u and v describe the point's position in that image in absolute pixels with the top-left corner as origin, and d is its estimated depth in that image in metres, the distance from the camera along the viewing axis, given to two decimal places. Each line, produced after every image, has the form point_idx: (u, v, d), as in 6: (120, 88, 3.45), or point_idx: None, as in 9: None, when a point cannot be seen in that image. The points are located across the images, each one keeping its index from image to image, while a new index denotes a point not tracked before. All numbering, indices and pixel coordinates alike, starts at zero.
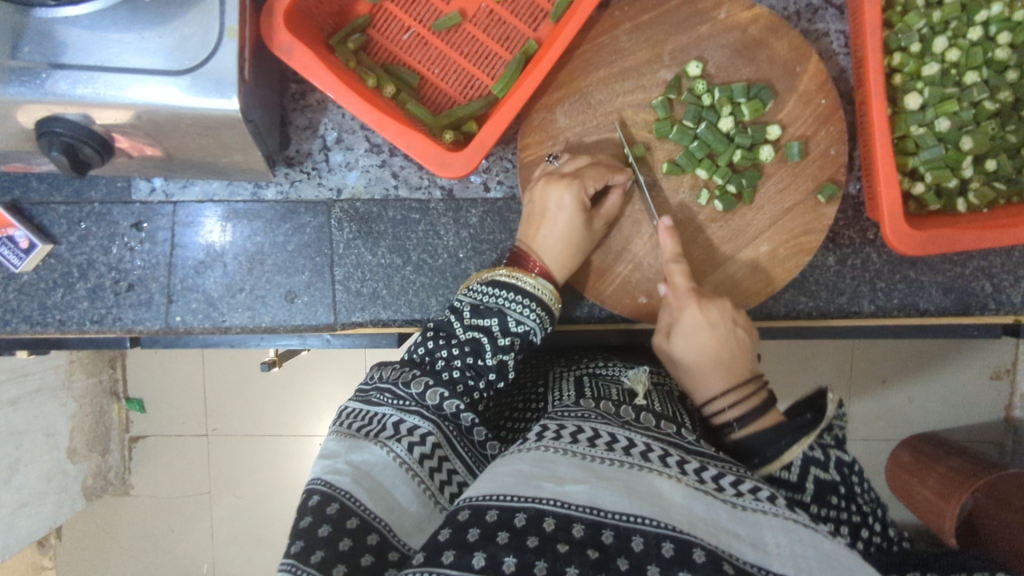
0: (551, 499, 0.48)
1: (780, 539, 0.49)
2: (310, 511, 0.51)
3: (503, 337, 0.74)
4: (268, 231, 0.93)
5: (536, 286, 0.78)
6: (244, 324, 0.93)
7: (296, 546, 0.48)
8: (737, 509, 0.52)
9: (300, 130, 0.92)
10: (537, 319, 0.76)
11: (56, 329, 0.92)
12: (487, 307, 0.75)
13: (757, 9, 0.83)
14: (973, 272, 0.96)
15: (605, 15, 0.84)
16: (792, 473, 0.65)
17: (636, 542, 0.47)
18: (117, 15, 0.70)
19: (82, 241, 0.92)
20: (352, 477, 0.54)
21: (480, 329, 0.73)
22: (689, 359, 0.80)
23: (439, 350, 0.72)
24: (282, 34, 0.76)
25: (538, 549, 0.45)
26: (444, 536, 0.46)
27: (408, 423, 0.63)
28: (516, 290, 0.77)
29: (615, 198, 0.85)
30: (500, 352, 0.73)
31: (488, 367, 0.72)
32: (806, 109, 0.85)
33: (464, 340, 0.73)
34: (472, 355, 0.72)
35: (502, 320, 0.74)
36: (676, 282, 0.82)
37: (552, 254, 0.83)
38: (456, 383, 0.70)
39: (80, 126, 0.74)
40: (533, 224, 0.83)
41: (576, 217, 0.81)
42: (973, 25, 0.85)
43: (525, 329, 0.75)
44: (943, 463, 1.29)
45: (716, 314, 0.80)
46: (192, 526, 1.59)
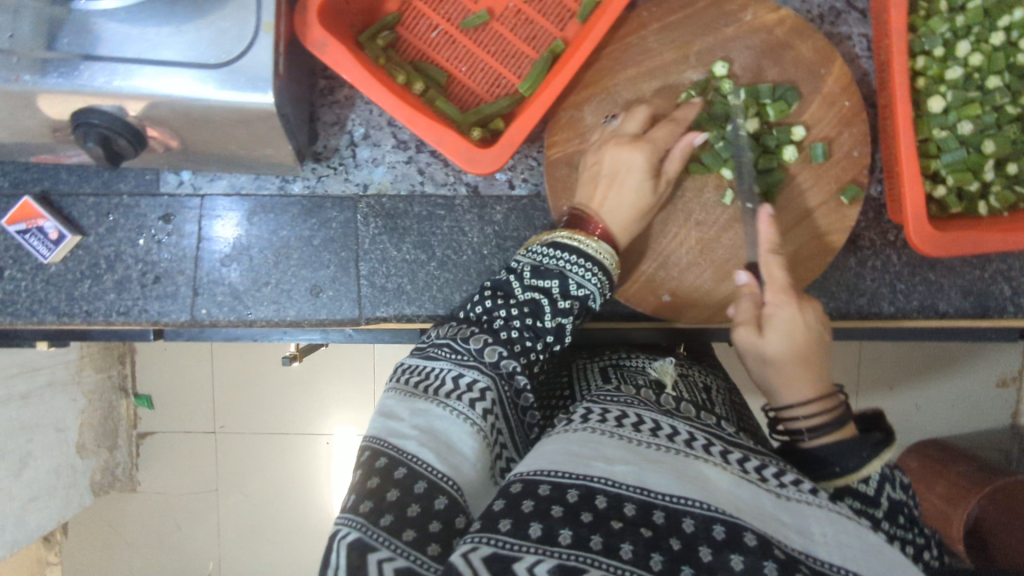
0: (601, 477, 0.52)
1: (825, 529, 0.54)
2: (377, 474, 0.53)
3: (562, 299, 0.76)
4: (294, 225, 0.94)
5: (598, 249, 0.80)
6: (269, 318, 0.93)
7: (365, 506, 0.50)
8: (782, 499, 0.56)
9: (328, 126, 0.93)
10: (596, 284, 0.78)
11: (82, 320, 0.93)
12: (549, 269, 0.77)
13: (784, 11, 0.84)
14: (992, 275, 0.97)
15: (632, 16, 0.86)
16: (871, 486, 0.66)
17: (686, 524, 0.50)
18: (156, 9, 0.72)
19: (110, 233, 0.93)
20: (417, 438, 0.55)
21: (539, 290, 0.76)
22: (783, 359, 0.73)
23: (499, 309, 0.74)
24: (314, 30, 0.77)
25: (592, 525, 0.49)
26: (498, 506, 0.50)
27: (467, 379, 0.64)
28: (577, 252, 0.79)
29: (672, 165, 0.83)
30: (558, 315, 0.75)
31: (545, 329, 0.74)
32: (830, 110, 0.86)
33: (523, 300, 0.75)
34: (530, 315, 0.74)
35: (563, 283, 0.77)
36: (774, 275, 0.76)
37: (615, 217, 0.83)
38: (514, 343, 0.71)
39: (115, 118, 0.75)
40: (598, 186, 0.83)
41: (646, 179, 0.82)
42: (996, 30, 0.87)
43: (584, 294, 0.78)
44: (954, 470, 1.28)
45: (813, 318, 0.74)
46: (202, 522, 1.59)
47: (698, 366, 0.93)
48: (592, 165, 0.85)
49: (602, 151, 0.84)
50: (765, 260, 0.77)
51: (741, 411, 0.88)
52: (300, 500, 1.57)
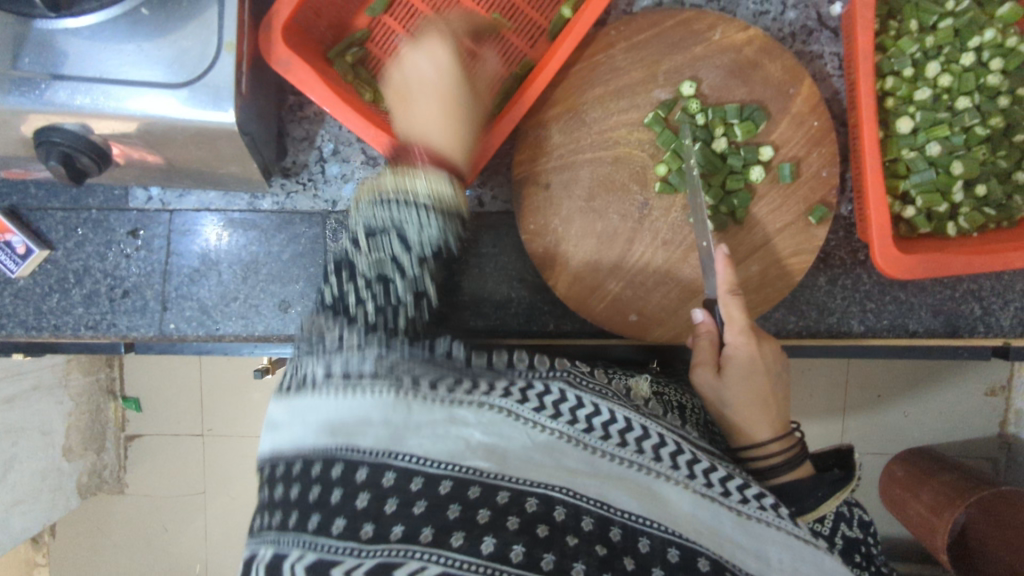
0: (562, 488, 0.53)
1: (783, 555, 0.57)
2: (283, 481, 0.54)
3: (407, 255, 0.59)
4: (264, 241, 0.94)
5: (430, 188, 0.63)
6: (237, 333, 0.94)
7: (277, 517, 0.52)
8: (741, 517, 0.58)
9: (297, 142, 0.93)
10: (438, 220, 0.61)
11: (50, 333, 0.93)
12: (377, 228, 0.60)
13: (752, 31, 0.84)
14: (963, 294, 0.96)
15: (600, 35, 0.86)
16: (826, 526, 0.70)
17: (643, 543, 0.52)
18: (118, 27, 0.72)
19: (78, 247, 0.93)
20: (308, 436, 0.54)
21: (376, 253, 0.59)
22: (741, 399, 0.73)
23: (344, 287, 0.59)
24: (278, 48, 0.77)
25: (547, 541, 0.49)
26: (454, 514, 0.49)
27: (338, 366, 0.56)
28: (405, 199, 0.61)
29: (491, 59, 0.90)
30: (412, 278, 0.59)
31: (405, 299, 0.59)
32: (798, 130, 0.86)
33: (362, 273, 0.59)
34: (382, 291, 0.58)
35: (399, 236, 0.59)
36: (731, 316, 0.76)
37: (427, 112, 0.77)
38: (373, 325, 0.57)
39: (77, 136, 0.75)
40: (404, 102, 0.78)
41: (450, 71, 0.80)
42: (966, 51, 0.86)
43: (430, 237, 0.61)
44: (938, 479, 1.28)
45: (769, 355, 0.75)
46: (184, 528, 1.60)
47: (672, 381, 0.91)
48: (393, 82, 0.80)
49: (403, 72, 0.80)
50: (721, 299, 0.76)
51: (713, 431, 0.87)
52: None
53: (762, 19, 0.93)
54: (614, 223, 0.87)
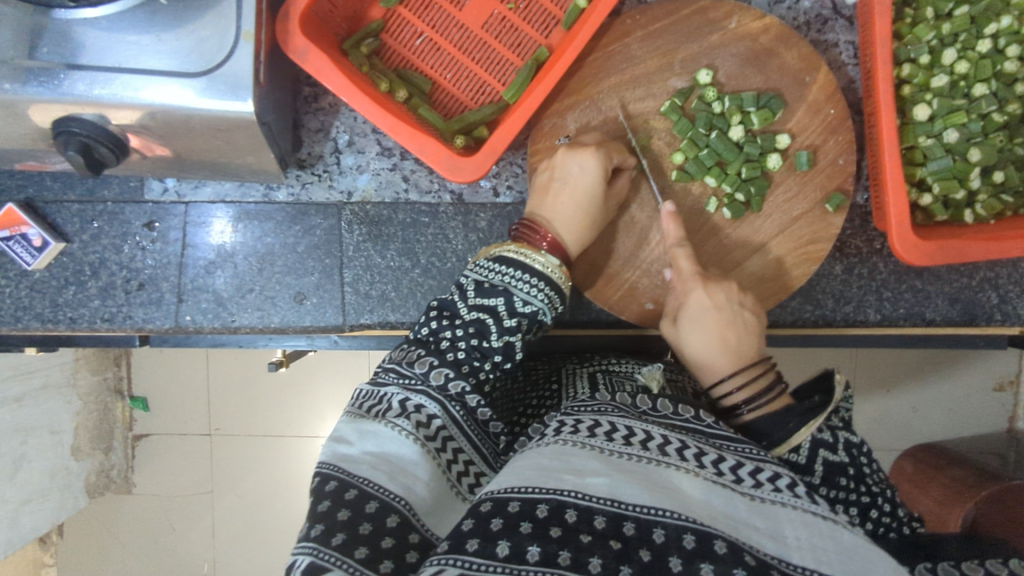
0: (571, 491, 0.50)
1: (800, 533, 0.50)
2: (328, 496, 0.51)
3: (509, 318, 0.71)
4: (279, 232, 0.94)
5: (545, 264, 0.74)
6: (253, 325, 0.94)
7: (316, 529, 0.49)
8: (756, 501, 0.53)
9: (312, 133, 0.93)
10: (544, 299, 0.73)
11: (66, 326, 0.93)
12: (493, 286, 0.72)
13: (768, 19, 0.84)
14: (980, 283, 0.96)
15: (616, 24, 0.85)
16: (801, 457, 0.64)
17: (657, 534, 0.48)
18: (135, 17, 0.71)
19: (94, 239, 0.93)
20: (369, 463, 0.54)
21: (484, 310, 0.70)
22: (697, 342, 0.78)
23: (444, 330, 0.69)
24: (296, 38, 0.77)
25: (562, 539, 0.47)
26: (467, 526, 0.48)
27: (415, 402, 0.62)
28: (527, 269, 0.73)
29: (626, 180, 0.85)
30: (505, 334, 0.70)
31: (493, 349, 0.70)
32: (815, 118, 0.85)
33: (467, 321, 0.70)
34: (476, 337, 0.69)
35: (509, 300, 0.71)
36: (680, 268, 0.82)
37: (565, 224, 0.80)
38: (462, 364, 0.67)
39: (96, 126, 0.75)
40: (550, 193, 0.81)
41: (597, 184, 0.79)
42: (982, 38, 0.86)
43: (532, 310, 0.72)
44: (947, 474, 1.29)
45: (722, 295, 0.79)
46: (193, 526, 1.59)
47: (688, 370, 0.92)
48: (547, 168, 0.83)
49: (556, 156, 0.82)
50: (671, 250, 0.83)
51: None
52: (292, 499, 1.57)
53: (777, 7, 0.93)
54: (630, 212, 0.87)
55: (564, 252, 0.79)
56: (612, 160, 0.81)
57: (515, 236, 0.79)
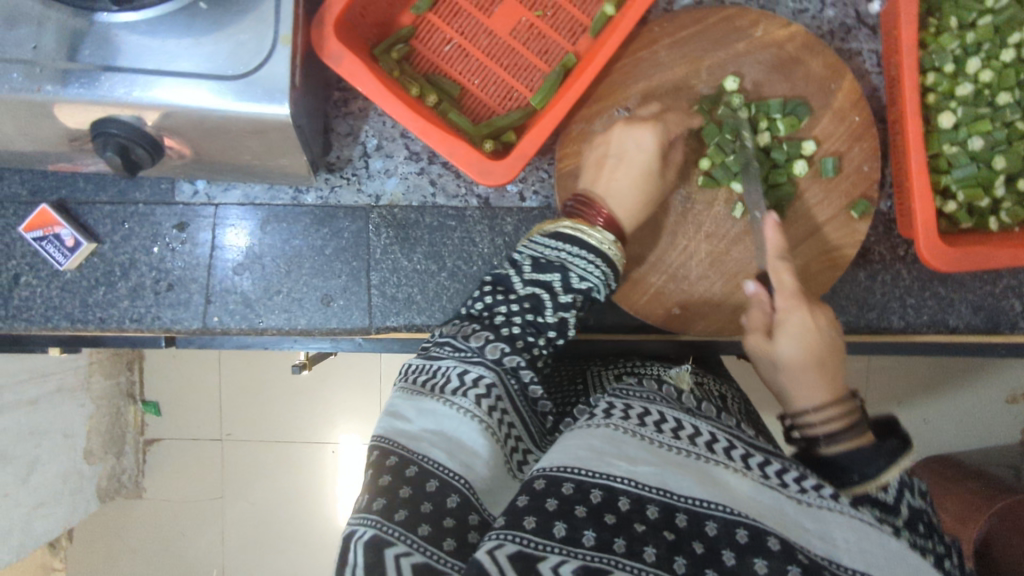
0: (623, 478, 0.51)
1: (849, 536, 0.51)
2: (388, 471, 0.53)
3: (564, 293, 0.72)
4: (306, 235, 0.95)
5: (601, 241, 0.77)
6: (280, 326, 0.94)
7: (379, 503, 0.50)
8: (805, 506, 0.53)
9: (342, 138, 0.94)
10: (600, 276, 0.74)
11: (95, 326, 0.94)
12: (550, 261, 0.73)
13: (794, 27, 0.85)
14: (1003, 291, 0.96)
15: (644, 31, 0.87)
16: (889, 495, 0.62)
17: (709, 527, 0.49)
18: (175, 22, 0.74)
19: (124, 240, 0.94)
20: (429, 440, 0.55)
21: (539, 285, 0.72)
22: (794, 363, 0.74)
23: (498, 305, 0.70)
24: (330, 43, 0.78)
25: (615, 527, 0.48)
26: (523, 502, 0.49)
27: (473, 375, 0.62)
28: (580, 245, 0.75)
29: (681, 149, 0.86)
30: (560, 310, 0.71)
31: (546, 325, 0.70)
32: (840, 126, 0.86)
33: (522, 295, 0.71)
34: (531, 311, 0.70)
35: (565, 276, 0.72)
36: (782, 283, 0.77)
37: (621, 201, 0.82)
38: (516, 339, 0.67)
39: (134, 128, 0.76)
40: (606, 169, 0.83)
41: (653, 158, 0.82)
42: (1006, 47, 0.87)
43: (588, 286, 0.73)
44: (962, 486, 1.28)
45: (823, 321, 0.76)
46: (207, 531, 1.59)
47: (710, 372, 0.93)
48: (600, 145, 0.85)
49: (613, 131, 0.85)
50: (772, 267, 0.78)
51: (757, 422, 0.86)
52: (305, 504, 1.57)
53: (801, 16, 0.94)
54: (657, 217, 0.88)
55: (618, 226, 0.81)
56: (668, 134, 0.84)
57: (569, 212, 0.82)
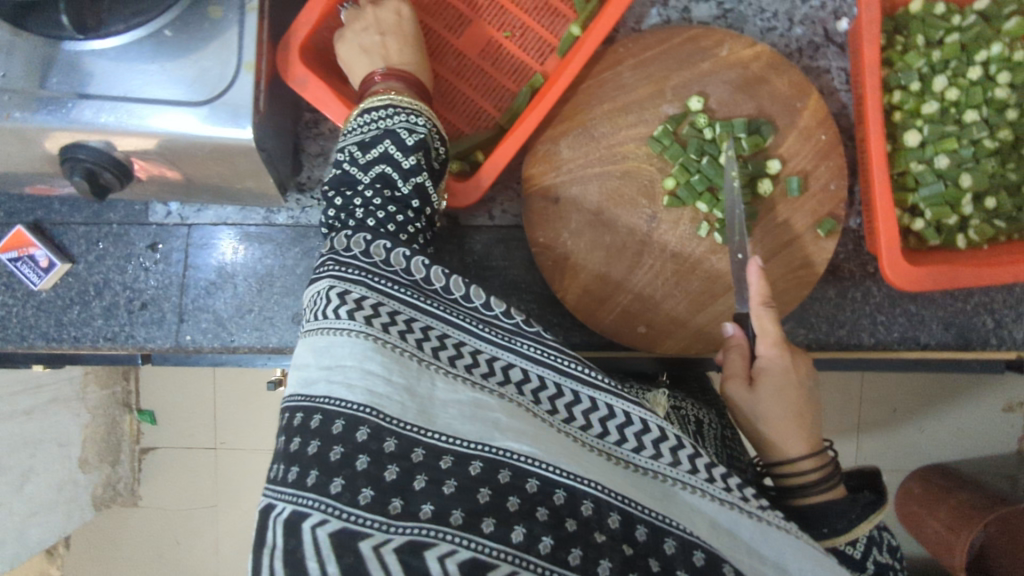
0: (589, 483, 0.54)
1: (803, 565, 0.56)
2: (297, 432, 0.54)
3: (406, 158, 0.70)
4: (279, 254, 0.96)
5: (411, 100, 0.75)
6: (251, 344, 0.95)
7: (292, 473, 0.52)
8: (762, 523, 0.58)
9: (312, 158, 0.95)
10: (429, 127, 0.74)
11: (70, 345, 0.95)
12: (373, 137, 0.71)
13: (758, 47, 0.86)
14: (974, 308, 0.96)
15: (609, 51, 0.87)
16: (858, 549, 0.68)
17: (668, 543, 0.54)
18: (142, 48, 0.74)
19: (98, 260, 0.95)
20: (326, 378, 0.56)
21: (378, 161, 0.70)
22: (774, 414, 0.72)
23: (352, 201, 0.68)
24: (296, 67, 0.80)
25: (574, 535, 0.51)
26: (483, 499, 0.51)
27: (355, 295, 0.61)
28: (389, 106, 0.74)
29: None
30: (412, 176, 0.70)
31: (407, 196, 0.69)
32: (806, 144, 0.86)
33: (369, 180, 0.69)
34: (385, 189, 0.69)
35: (395, 139, 0.71)
36: (765, 328, 0.75)
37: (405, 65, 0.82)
38: (383, 225, 0.67)
39: (102, 153, 0.77)
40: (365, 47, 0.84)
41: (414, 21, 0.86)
42: (973, 65, 0.86)
43: (421, 139, 0.72)
44: (955, 496, 1.25)
45: (802, 371, 0.76)
46: (198, 540, 1.60)
47: (690, 397, 0.94)
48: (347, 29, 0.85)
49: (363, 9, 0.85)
50: (755, 313, 0.76)
51: (731, 447, 0.88)
52: None
53: (769, 35, 0.94)
54: (622, 236, 0.88)
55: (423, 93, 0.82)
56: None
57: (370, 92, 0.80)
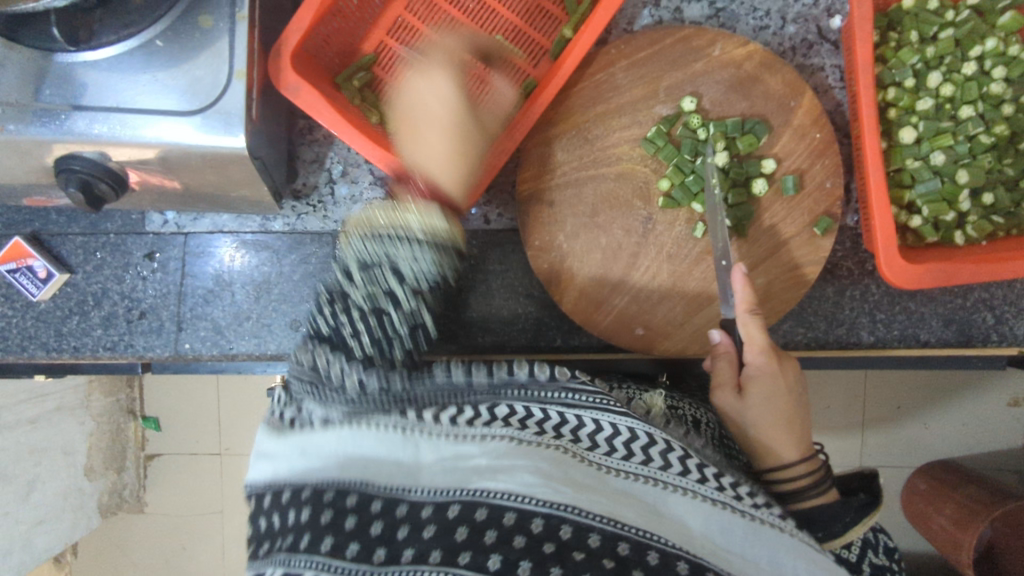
0: (568, 506, 0.51)
1: (797, 565, 0.56)
2: (298, 504, 0.53)
3: (403, 290, 0.64)
4: (276, 261, 0.96)
5: (422, 217, 0.69)
6: (250, 351, 0.96)
7: (289, 539, 0.51)
8: (754, 522, 0.57)
9: (307, 164, 0.95)
10: (431, 260, 0.66)
11: (70, 355, 0.96)
12: (369, 260, 0.65)
13: (751, 46, 0.85)
14: (974, 304, 0.95)
15: (601, 53, 0.87)
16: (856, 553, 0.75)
17: (652, 556, 0.50)
18: (134, 59, 0.75)
19: (96, 270, 0.95)
20: (303, 464, 0.56)
21: (371, 288, 0.64)
22: (764, 421, 0.73)
23: (337, 318, 0.63)
24: (287, 74, 0.78)
25: (556, 556, 0.48)
26: (460, 536, 0.48)
27: (350, 375, 0.61)
28: (398, 229, 0.67)
29: (505, 85, 0.92)
30: (407, 299, 0.64)
31: (397, 323, 0.63)
32: (800, 142, 0.86)
33: (358, 300, 0.63)
34: (374, 315, 0.63)
35: (393, 267, 0.65)
36: (751, 336, 0.75)
37: (438, 167, 0.79)
38: (368, 351, 0.62)
39: (97, 164, 0.77)
40: (410, 119, 0.83)
41: (457, 98, 0.85)
42: (967, 60, 0.86)
43: (419, 275, 0.65)
44: (961, 491, 1.25)
45: (791, 375, 0.76)
46: (204, 545, 1.61)
47: (688, 397, 0.93)
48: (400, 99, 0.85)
49: (409, 82, 0.86)
50: (741, 320, 0.76)
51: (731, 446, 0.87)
52: None
53: (762, 33, 0.94)
54: (618, 238, 0.88)
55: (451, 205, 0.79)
56: (459, 72, 0.87)
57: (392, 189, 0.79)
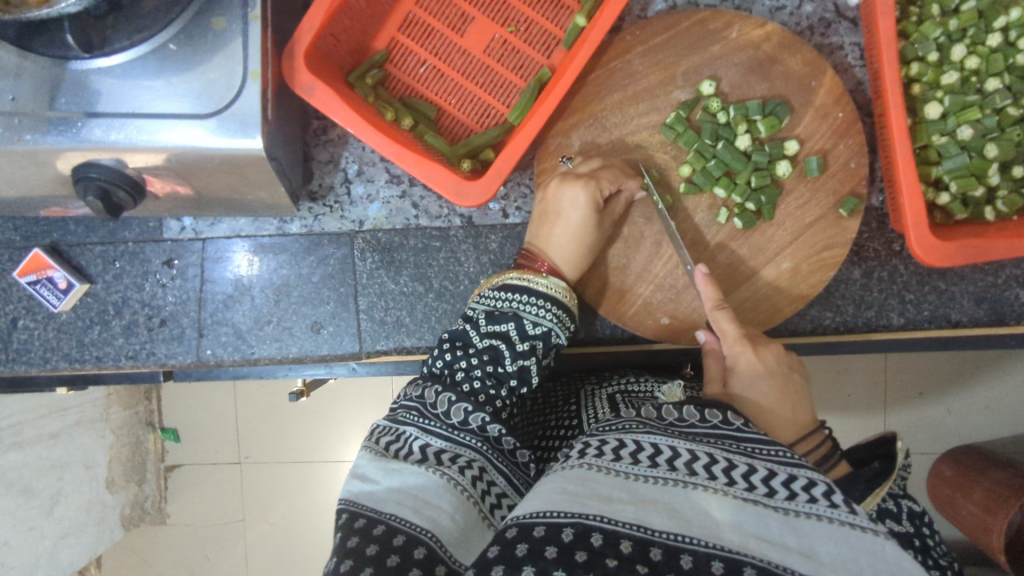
0: (596, 514, 0.48)
1: (830, 547, 0.47)
2: (356, 532, 0.52)
3: (521, 342, 0.74)
4: (294, 264, 0.96)
5: (548, 285, 0.79)
6: (272, 356, 0.96)
7: (346, 564, 0.50)
8: (789, 516, 0.49)
9: (322, 165, 0.95)
10: (553, 318, 0.77)
11: (93, 365, 0.96)
12: (502, 313, 0.75)
13: (769, 26, 0.84)
14: (1006, 281, 0.93)
15: (616, 40, 0.86)
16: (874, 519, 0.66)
17: (685, 560, 0.46)
18: (147, 64, 0.74)
19: (116, 279, 0.95)
20: (395, 500, 0.56)
21: (498, 336, 0.74)
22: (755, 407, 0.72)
23: (458, 362, 0.72)
24: (301, 74, 0.78)
25: (587, 564, 0.46)
26: (493, 553, 0.48)
27: (433, 448, 0.64)
28: (528, 291, 0.78)
29: (622, 200, 0.83)
30: (519, 358, 0.73)
31: (508, 374, 0.73)
32: (823, 122, 0.84)
33: (481, 348, 0.73)
34: (492, 363, 0.72)
35: (519, 324, 0.75)
36: (724, 330, 0.77)
37: (561, 252, 0.83)
38: (477, 394, 0.70)
39: (114, 171, 0.76)
40: (546, 223, 0.84)
41: (589, 218, 0.81)
42: (992, 32, 0.84)
43: (543, 331, 0.76)
44: (989, 477, 1.22)
45: (772, 358, 0.75)
46: (226, 556, 1.58)
47: None
48: (542, 199, 0.85)
49: (550, 188, 0.84)
50: (712, 316, 0.78)
51: None
52: (323, 525, 1.54)
53: (778, 14, 0.92)
54: (641, 227, 0.87)
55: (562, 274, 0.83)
56: (604, 193, 0.80)
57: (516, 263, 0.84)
